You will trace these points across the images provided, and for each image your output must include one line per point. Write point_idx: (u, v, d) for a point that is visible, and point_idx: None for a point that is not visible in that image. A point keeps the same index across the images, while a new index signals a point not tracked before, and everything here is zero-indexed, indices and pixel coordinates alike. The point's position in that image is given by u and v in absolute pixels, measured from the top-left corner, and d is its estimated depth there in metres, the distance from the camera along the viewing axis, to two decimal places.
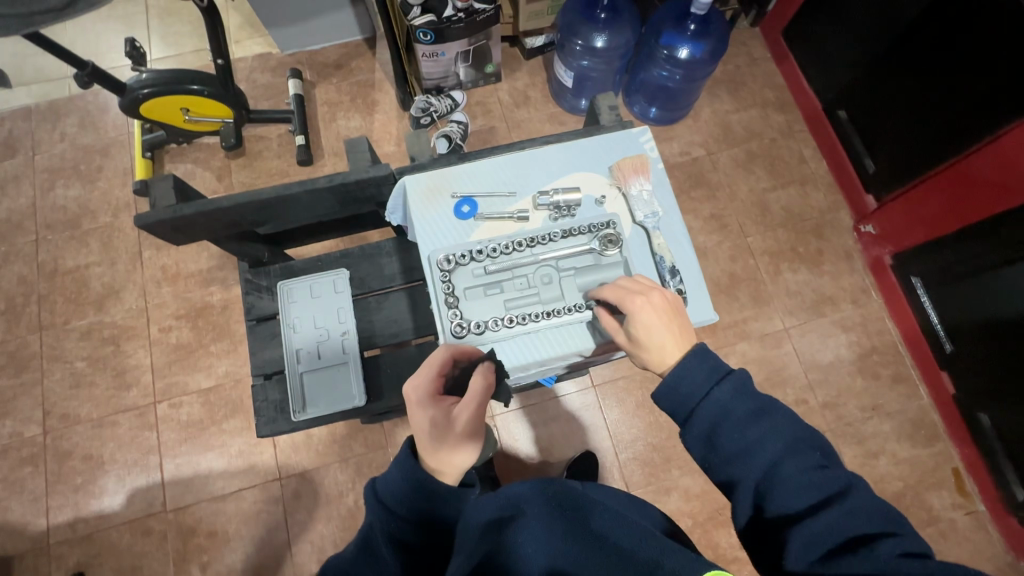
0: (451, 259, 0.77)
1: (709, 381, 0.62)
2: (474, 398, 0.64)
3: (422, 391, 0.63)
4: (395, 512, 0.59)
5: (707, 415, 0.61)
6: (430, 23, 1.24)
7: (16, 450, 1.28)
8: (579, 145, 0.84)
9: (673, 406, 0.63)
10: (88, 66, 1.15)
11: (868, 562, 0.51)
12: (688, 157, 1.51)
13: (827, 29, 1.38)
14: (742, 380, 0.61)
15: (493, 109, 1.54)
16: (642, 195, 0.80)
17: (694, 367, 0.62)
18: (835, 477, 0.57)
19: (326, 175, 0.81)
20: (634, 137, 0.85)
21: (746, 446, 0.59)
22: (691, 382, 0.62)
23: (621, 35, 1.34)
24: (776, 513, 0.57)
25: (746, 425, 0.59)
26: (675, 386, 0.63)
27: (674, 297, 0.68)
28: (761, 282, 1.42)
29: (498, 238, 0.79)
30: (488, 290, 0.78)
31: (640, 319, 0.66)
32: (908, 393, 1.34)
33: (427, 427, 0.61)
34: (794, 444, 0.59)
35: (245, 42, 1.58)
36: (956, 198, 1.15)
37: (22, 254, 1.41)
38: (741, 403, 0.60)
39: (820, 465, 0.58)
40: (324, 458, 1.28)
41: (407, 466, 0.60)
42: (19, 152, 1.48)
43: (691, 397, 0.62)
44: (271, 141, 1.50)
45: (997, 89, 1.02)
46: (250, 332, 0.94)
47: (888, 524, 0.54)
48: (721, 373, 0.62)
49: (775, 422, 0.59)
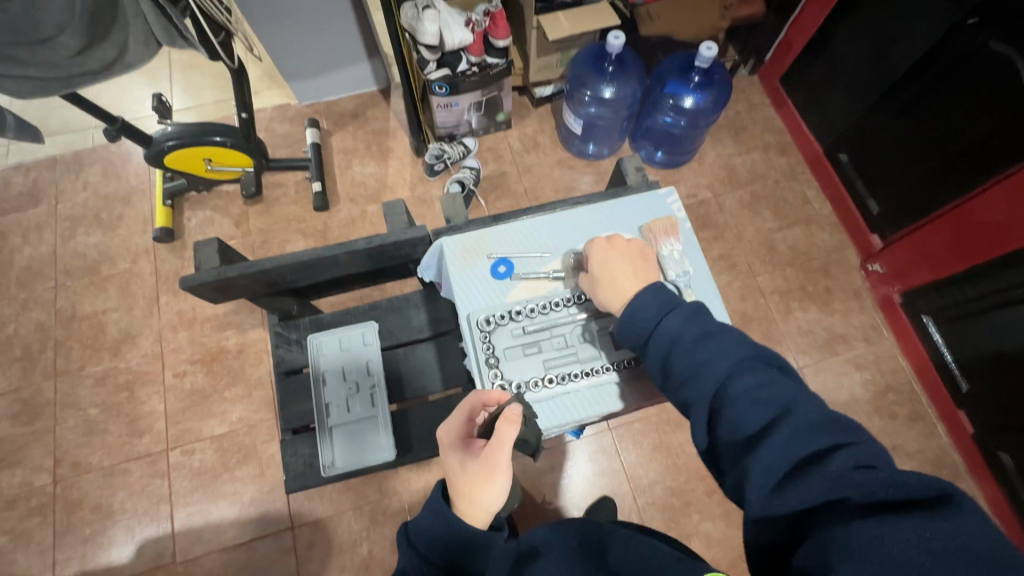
0: (491, 320, 0.79)
1: (660, 311, 0.66)
2: (497, 436, 0.61)
3: (450, 436, 0.65)
4: (427, 557, 0.58)
5: (661, 341, 0.65)
6: (444, 76, 1.31)
7: (25, 500, 1.26)
8: (607, 205, 0.87)
9: (632, 338, 0.68)
10: (117, 121, 1.20)
11: (820, 475, 0.47)
12: (695, 199, 1.55)
13: (825, 79, 1.44)
14: (693, 309, 0.65)
15: (504, 155, 1.59)
16: (673, 254, 0.82)
17: (646, 300, 0.67)
18: (786, 398, 0.55)
19: (365, 238, 0.84)
20: (661, 199, 0.88)
21: (698, 366, 0.60)
22: (645, 313, 0.67)
23: (627, 86, 1.39)
24: (729, 433, 0.55)
25: (696, 346, 0.62)
26: (630, 318, 0.68)
27: (634, 243, 0.76)
28: (772, 321, 1.43)
29: (535, 298, 0.81)
30: (527, 349, 0.79)
31: (600, 256, 0.75)
32: (925, 432, 1.33)
33: (454, 469, 0.61)
34: (744, 361, 0.59)
35: (265, 94, 1.65)
36: (959, 237, 1.18)
37: (41, 301, 1.43)
38: (692, 327, 0.63)
39: (764, 378, 0.56)
40: (338, 506, 1.25)
41: (438, 508, 0.59)
42: (42, 201, 1.52)
43: (644, 326, 0.67)
44: (288, 187, 1.54)
45: (994, 135, 1.06)
46: (279, 384, 0.94)
47: (841, 436, 0.50)
48: (672, 304, 0.66)
49: (724, 341, 0.61)
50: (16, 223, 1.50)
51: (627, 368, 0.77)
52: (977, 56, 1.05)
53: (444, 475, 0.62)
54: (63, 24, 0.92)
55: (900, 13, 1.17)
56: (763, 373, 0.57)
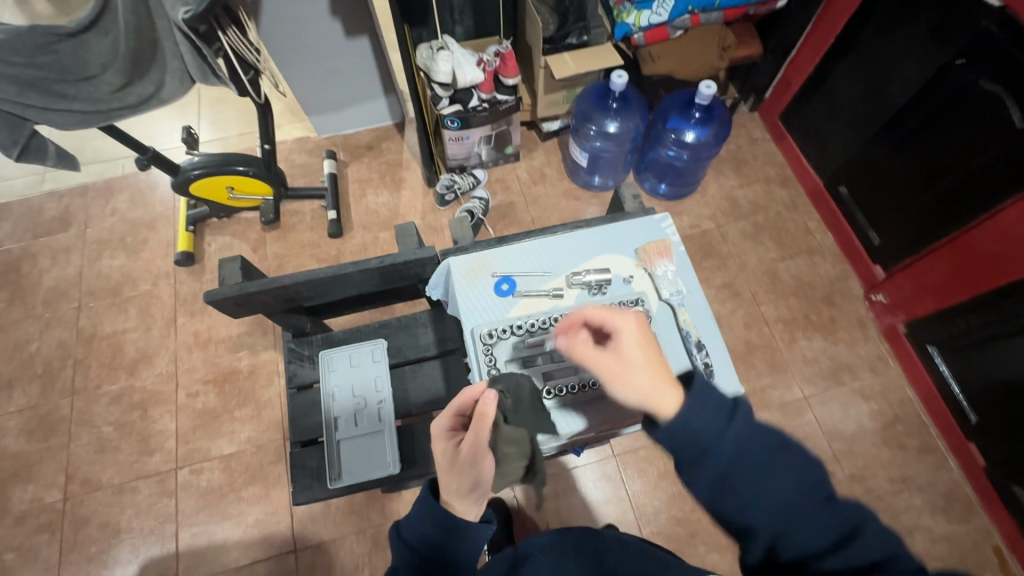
0: (494, 333, 0.81)
1: (719, 421, 0.55)
2: (474, 436, 0.61)
3: (437, 429, 0.65)
4: (416, 550, 0.62)
5: (721, 459, 0.54)
6: (456, 111, 1.38)
7: (35, 517, 1.28)
8: (605, 229, 0.91)
9: (680, 449, 0.56)
10: (149, 151, 1.27)
11: (845, 560, 0.51)
12: (698, 230, 1.59)
13: (822, 115, 1.49)
14: (713, 391, 0.56)
15: (512, 186, 1.65)
16: (666, 274, 0.86)
17: (703, 407, 0.55)
18: (799, 463, 0.54)
19: (377, 256, 0.88)
20: (656, 223, 0.92)
21: (721, 457, 0.54)
22: (701, 423, 0.55)
23: (631, 121, 1.46)
24: (744, 517, 0.54)
25: (718, 436, 0.54)
26: (684, 426, 0.55)
27: (646, 325, 0.63)
28: (777, 349, 1.44)
29: (537, 314, 0.83)
30: (527, 364, 0.79)
31: (630, 336, 0.62)
32: (936, 464, 1.31)
33: (439, 462, 0.63)
34: (761, 446, 0.54)
35: (286, 127, 1.74)
36: (961, 269, 1.19)
37: (64, 320, 1.48)
38: (714, 413, 0.55)
39: (797, 457, 0.54)
40: (341, 529, 1.26)
41: (424, 504, 0.63)
42: (72, 225, 1.60)
43: (700, 441, 0.54)
44: (304, 215, 1.61)
45: (988, 170, 1.09)
46: (291, 400, 0.97)
47: (848, 508, 0.53)
48: (693, 387, 0.56)
49: (744, 426, 0.54)
50: (46, 245, 1.57)
51: None
52: (967, 94, 1.08)
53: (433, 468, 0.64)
54: (106, 62, 1.01)
55: (892, 53, 1.22)
56: (795, 452, 0.55)
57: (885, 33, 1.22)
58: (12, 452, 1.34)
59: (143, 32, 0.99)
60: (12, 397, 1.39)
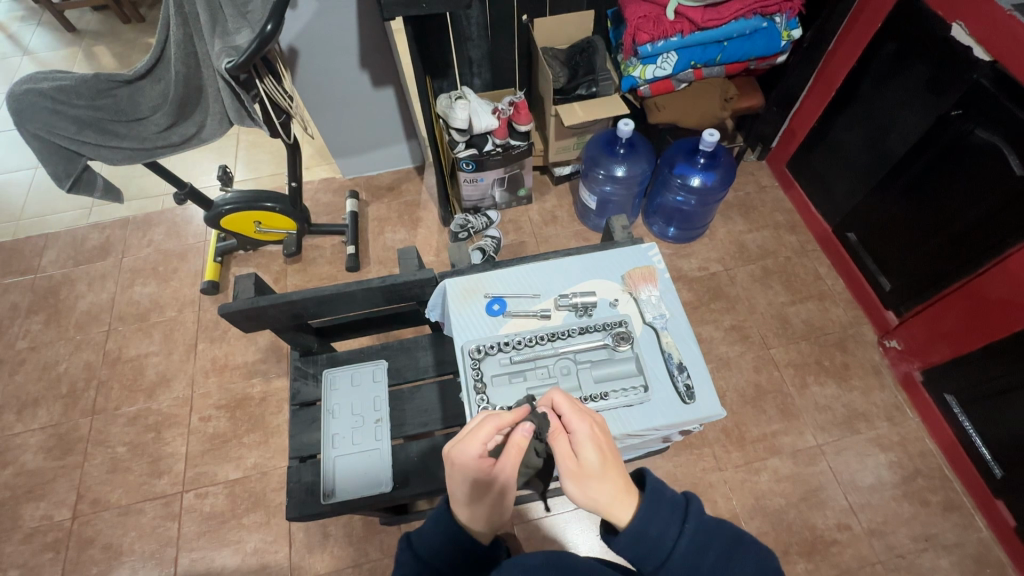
0: (481, 348, 0.84)
1: (675, 522, 0.60)
2: (512, 463, 0.63)
3: (467, 458, 0.61)
4: (427, 563, 0.63)
5: (683, 561, 0.58)
6: (471, 155, 1.46)
7: (43, 534, 1.30)
8: (593, 255, 0.95)
9: (642, 554, 0.60)
10: (186, 186, 1.37)
11: None
12: (706, 272, 1.61)
13: (826, 163, 1.52)
14: (664, 490, 0.61)
15: (524, 227, 1.70)
16: (650, 299, 0.88)
17: (659, 508, 0.60)
18: (756, 552, 0.60)
19: (380, 277, 0.93)
20: (643, 251, 0.95)
21: (678, 557, 0.58)
22: (659, 526, 0.59)
23: (638, 166, 1.53)
24: None
25: (671, 538, 0.59)
26: (644, 531, 0.59)
27: (604, 433, 0.64)
28: (788, 394, 1.41)
29: (523, 332, 0.86)
30: (512, 378, 0.83)
31: (587, 440, 0.63)
32: (963, 523, 1.24)
33: (465, 490, 0.61)
34: (712, 543, 0.59)
35: (314, 169, 1.86)
36: (975, 314, 1.17)
37: (93, 342, 1.56)
38: (668, 513, 0.60)
39: (754, 550, 0.60)
40: (338, 562, 1.24)
41: (443, 518, 0.63)
42: (111, 254, 1.71)
43: (661, 544, 0.59)
44: (325, 249, 1.69)
45: (993, 215, 1.09)
46: (293, 417, 1.01)
47: None
48: (650, 491, 0.61)
49: (696, 524, 0.59)
50: (85, 272, 1.68)
51: (606, 400, 0.80)
52: (966, 143, 1.10)
53: (452, 491, 0.63)
54: (157, 105, 1.14)
55: (890, 105, 1.26)
56: (751, 545, 0.60)
57: (883, 86, 1.26)
58: (30, 468, 1.38)
59: (191, 79, 1.11)
60: (37, 415, 1.45)
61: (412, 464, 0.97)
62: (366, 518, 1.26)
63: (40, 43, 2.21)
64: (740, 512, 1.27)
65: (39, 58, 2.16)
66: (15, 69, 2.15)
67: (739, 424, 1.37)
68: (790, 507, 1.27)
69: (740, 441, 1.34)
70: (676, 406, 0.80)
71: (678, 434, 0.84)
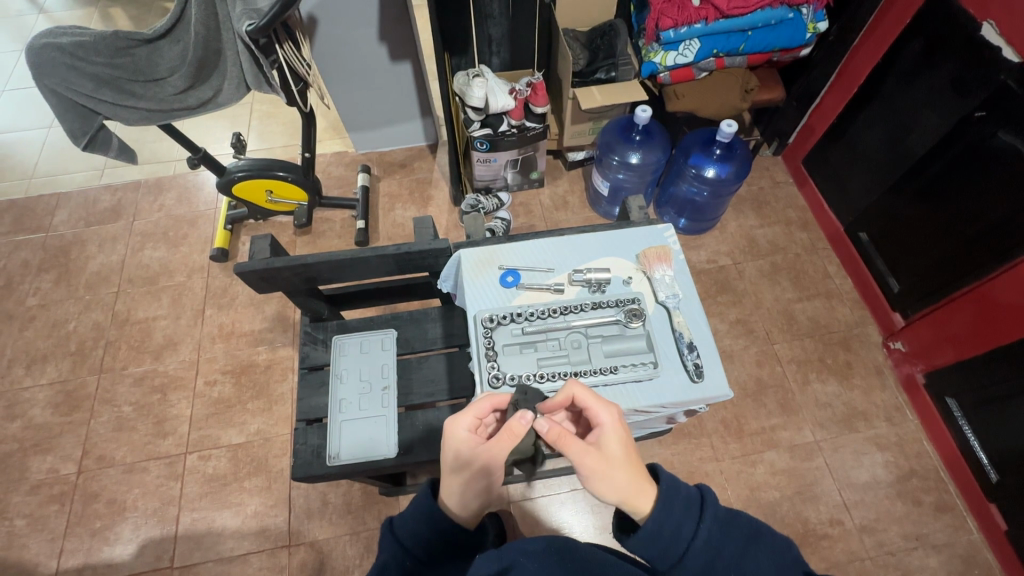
0: (494, 318, 0.84)
1: (691, 518, 0.60)
2: (503, 445, 0.64)
3: (460, 429, 0.66)
4: (409, 551, 0.64)
5: (697, 560, 0.59)
6: (486, 134, 1.44)
7: (48, 487, 1.33)
8: (609, 233, 0.95)
9: (657, 554, 0.60)
10: (200, 152, 1.35)
11: None
12: (714, 265, 1.61)
13: (845, 161, 1.50)
14: (672, 485, 0.62)
15: (534, 210, 1.70)
16: (664, 278, 0.88)
17: (675, 503, 0.61)
18: (771, 548, 0.60)
19: (394, 245, 0.93)
20: (658, 232, 0.95)
21: (689, 554, 0.59)
22: (674, 525, 0.60)
23: (653, 154, 1.53)
24: None
25: (683, 535, 0.59)
26: (657, 532, 0.59)
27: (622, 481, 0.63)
28: (789, 390, 1.41)
29: (536, 305, 0.86)
30: (524, 348, 0.84)
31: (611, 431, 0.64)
32: (954, 524, 1.25)
33: (451, 464, 0.65)
34: (723, 534, 0.60)
35: (328, 142, 1.86)
36: (981, 319, 1.16)
37: (101, 303, 1.57)
38: (683, 511, 0.60)
39: (769, 544, 0.60)
40: (336, 528, 1.26)
41: (423, 503, 0.65)
42: (122, 216, 1.72)
43: (676, 542, 0.59)
44: (334, 223, 1.69)
45: (1012, 220, 1.07)
46: (301, 380, 1.02)
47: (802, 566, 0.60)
48: (670, 489, 0.62)
49: (710, 519, 0.60)
50: (96, 233, 1.69)
51: (615, 373, 0.81)
52: (988, 146, 1.09)
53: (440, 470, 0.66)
54: (174, 67, 1.13)
55: (913, 104, 1.24)
56: (767, 540, 0.60)
57: (907, 84, 1.24)
58: (37, 422, 1.40)
59: (210, 42, 1.09)
60: (45, 370, 1.47)
61: (414, 434, 0.98)
62: (366, 487, 1.29)
63: (56, 3, 2.19)
64: (734, 503, 1.29)
65: (54, 17, 2.15)
66: (31, 28, 2.14)
67: (739, 416, 1.38)
68: (784, 500, 1.29)
69: (737, 433, 1.36)
70: (684, 384, 0.81)
71: (684, 413, 0.85)
